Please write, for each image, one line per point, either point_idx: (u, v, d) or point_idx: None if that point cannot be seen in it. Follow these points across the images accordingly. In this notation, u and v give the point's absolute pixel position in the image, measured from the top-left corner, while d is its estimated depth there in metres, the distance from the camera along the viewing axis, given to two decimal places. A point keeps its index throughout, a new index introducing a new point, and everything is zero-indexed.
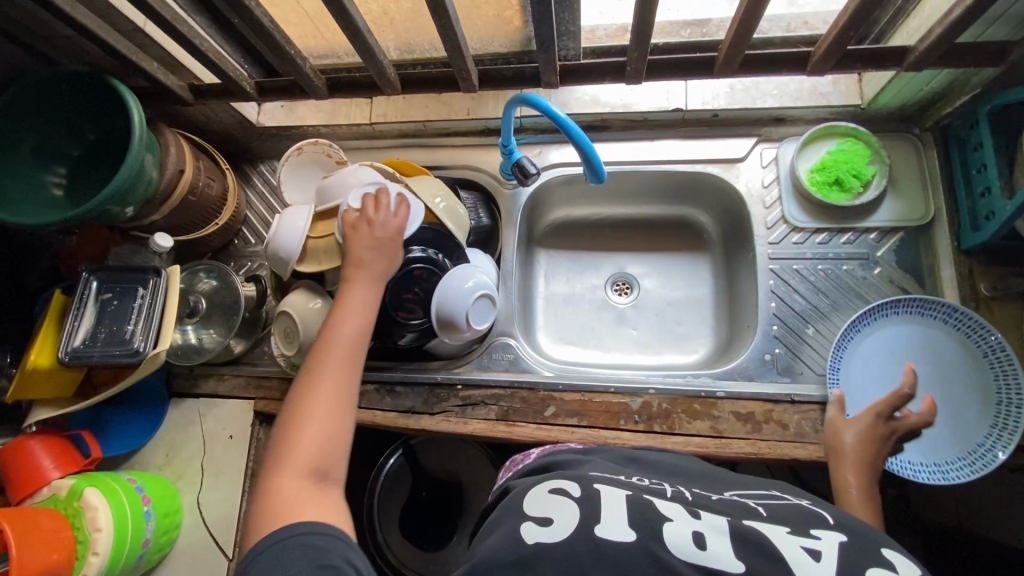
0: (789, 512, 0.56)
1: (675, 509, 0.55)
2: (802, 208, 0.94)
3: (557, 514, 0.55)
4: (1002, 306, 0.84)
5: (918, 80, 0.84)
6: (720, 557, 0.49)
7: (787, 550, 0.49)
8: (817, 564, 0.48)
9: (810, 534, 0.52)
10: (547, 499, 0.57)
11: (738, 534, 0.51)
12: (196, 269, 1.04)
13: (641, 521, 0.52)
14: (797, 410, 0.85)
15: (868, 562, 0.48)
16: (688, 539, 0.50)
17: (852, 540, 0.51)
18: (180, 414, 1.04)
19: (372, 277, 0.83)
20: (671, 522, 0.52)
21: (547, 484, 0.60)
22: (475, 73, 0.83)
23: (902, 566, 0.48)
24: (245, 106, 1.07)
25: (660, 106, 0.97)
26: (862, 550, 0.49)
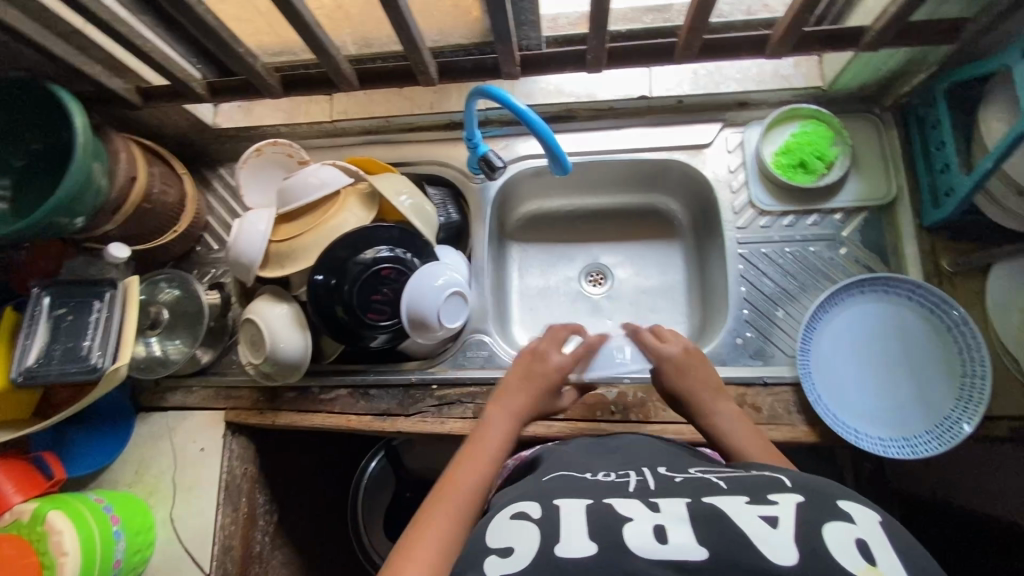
0: (752, 481, 0.57)
1: (635, 506, 0.55)
2: (768, 191, 0.94)
3: (518, 542, 0.53)
4: (963, 281, 0.86)
5: (876, 59, 0.85)
6: (684, 545, 0.49)
7: (747, 523, 0.50)
8: (775, 530, 0.49)
9: (768, 500, 0.53)
10: (509, 526, 0.56)
11: (699, 518, 0.51)
12: (155, 279, 1.01)
13: (604, 529, 0.52)
14: (769, 393, 0.86)
15: (826, 515, 0.50)
16: (650, 538, 0.50)
17: (809, 498, 0.53)
18: (147, 429, 1.01)
19: (512, 410, 0.78)
20: (633, 522, 0.52)
21: (504, 514, 0.58)
22: (433, 67, 0.81)
23: (858, 514, 0.51)
24: (199, 108, 1.04)
25: (625, 94, 0.97)
26: (819, 506, 0.51)
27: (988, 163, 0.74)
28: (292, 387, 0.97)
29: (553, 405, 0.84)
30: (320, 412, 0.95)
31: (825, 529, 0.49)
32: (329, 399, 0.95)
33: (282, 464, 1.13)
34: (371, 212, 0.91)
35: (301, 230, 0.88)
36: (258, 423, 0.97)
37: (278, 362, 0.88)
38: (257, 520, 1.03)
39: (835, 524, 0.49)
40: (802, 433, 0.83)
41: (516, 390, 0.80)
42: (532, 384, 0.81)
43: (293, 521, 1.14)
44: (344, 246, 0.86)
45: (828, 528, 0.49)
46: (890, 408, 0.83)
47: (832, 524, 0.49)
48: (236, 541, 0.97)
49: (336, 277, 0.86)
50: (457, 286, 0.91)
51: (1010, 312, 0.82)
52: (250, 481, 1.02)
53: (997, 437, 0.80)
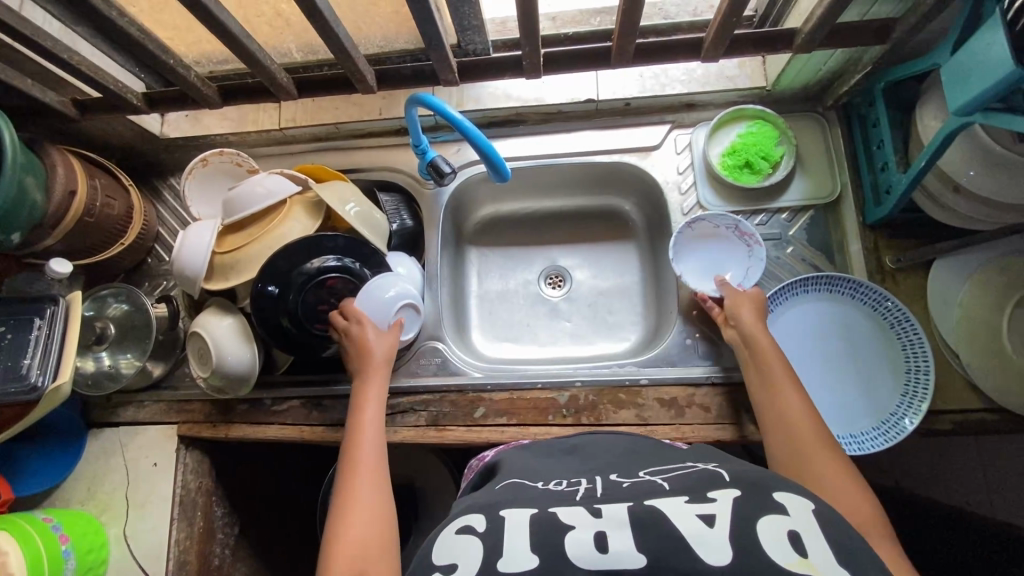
0: (693, 479, 0.58)
1: (578, 514, 0.55)
2: (715, 192, 0.94)
3: (462, 559, 0.52)
4: (905, 277, 0.87)
5: (815, 59, 0.85)
6: (623, 553, 0.49)
7: (684, 524, 0.51)
8: (710, 530, 0.49)
9: (707, 498, 0.53)
10: (453, 543, 0.55)
11: (640, 523, 0.52)
12: (101, 294, 0.99)
13: (543, 541, 0.52)
14: (718, 393, 0.86)
15: (763, 509, 0.51)
16: (590, 547, 0.50)
17: (746, 492, 0.53)
18: (99, 445, 0.99)
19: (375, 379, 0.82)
20: (574, 531, 0.53)
21: (452, 526, 0.58)
22: (371, 75, 0.80)
23: (792, 506, 0.51)
24: (144, 118, 1.02)
25: (573, 98, 0.97)
26: (755, 501, 0.52)
27: (923, 161, 0.75)
28: (244, 399, 0.96)
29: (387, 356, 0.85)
30: (273, 423, 0.94)
31: (760, 523, 0.49)
32: (281, 411, 0.94)
33: (241, 475, 1.12)
34: (317, 220, 0.90)
35: (245, 241, 0.86)
36: (211, 436, 0.96)
37: (226, 374, 0.87)
38: (215, 534, 1.02)
39: (768, 518, 0.50)
40: (750, 432, 0.83)
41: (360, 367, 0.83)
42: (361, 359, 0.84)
43: (256, 532, 1.13)
44: (289, 258, 0.85)
45: (762, 522, 0.49)
46: (838, 404, 0.84)
47: (765, 518, 0.50)
48: (191, 556, 0.96)
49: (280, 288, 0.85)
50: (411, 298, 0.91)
51: (950, 305, 0.83)
52: (206, 494, 1.01)
53: (939, 431, 0.81)
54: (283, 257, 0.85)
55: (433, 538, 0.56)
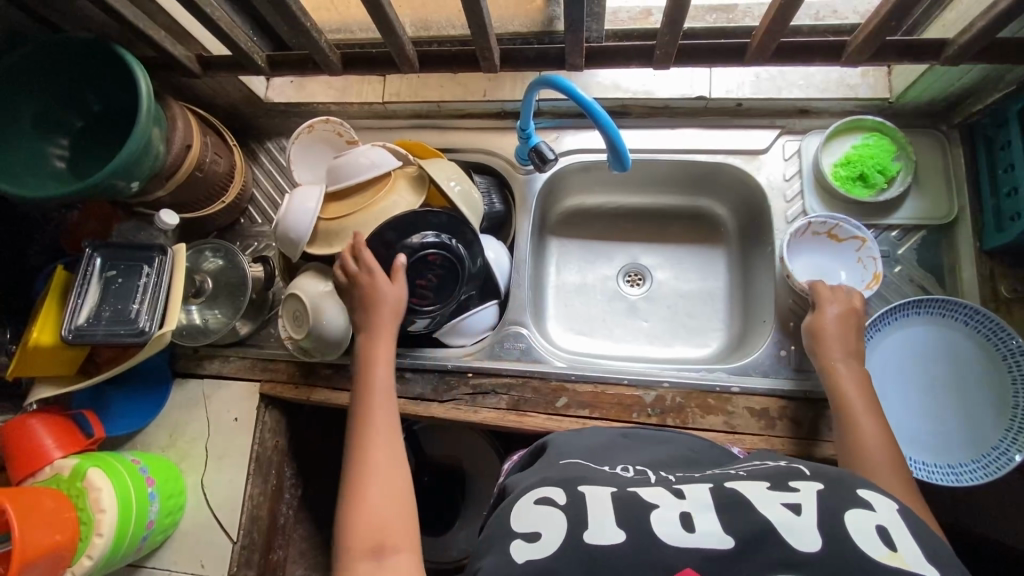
0: (770, 471, 0.56)
1: (658, 494, 0.54)
2: (823, 202, 0.92)
3: (545, 528, 0.52)
4: (1021, 309, 0.84)
5: (951, 73, 0.82)
6: (709, 533, 0.48)
7: (770, 510, 0.49)
8: (798, 518, 0.47)
9: (789, 487, 0.51)
10: (532, 512, 0.54)
11: (722, 505, 0.51)
12: (201, 248, 1.02)
13: (629, 517, 0.51)
14: (812, 408, 0.84)
15: (847, 503, 0.49)
16: (676, 524, 0.49)
17: (828, 486, 0.51)
18: (184, 395, 1.02)
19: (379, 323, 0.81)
20: (658, 509, 0.51)
21: (529, 496, 0.56)
22: (497, 54, 0.80)
23: (878, 503, 0.49)
24: (253, 81, 1.04)
25: (684, 93, 0.95)
26: (840, 494, 0.50)
27: None
28: (328, 364, 0.98)
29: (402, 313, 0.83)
30: None
31: (847, 514, 0.47)
32: None
33: (310, 439, 1.14)
34: (420, 196, 0.90)
35: (349, 210, 0.88)
36: (293, 397, 0.98)
37: (320, 339, 0.89)
38: (283, 493, 1.05)
39: (857, 511, 0.47)
40: None
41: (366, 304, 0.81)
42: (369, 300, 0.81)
43: (316, 497, 1.16)
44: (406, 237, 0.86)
45: (849, 513, 0.47)
46: (935, 432, 0.81)
47: (852, 511, 0.48)
48: (263, 512, 0.98)
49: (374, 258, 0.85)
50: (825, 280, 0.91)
51: None
52: (280, 454, 1.03)
53: None
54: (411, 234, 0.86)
55: (513, 504, 0.56)
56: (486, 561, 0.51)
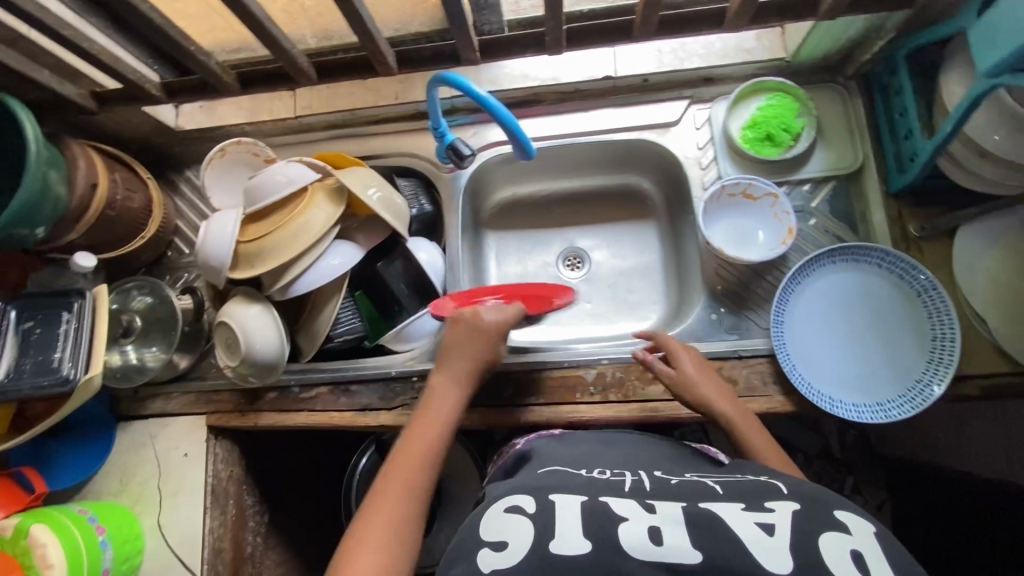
0: (748, 486, 0.57)
1: (629, 506, 0.54)
2: (737, 166, 0.94)
3: (513, 537, 0.53)
4: (930, 245, 0.87)
5: (836, 27, 0.85)
6: (679, 548, 0.49)
7: (743, 528, 0.50)
8: (770, 538, 0.49)
9: (765, 507, 0.53)
10: (503, 521, 0.55)
11: (694, 521, 0.51)
12: (126, 288, 1.00)
13: (597, 527, 0.52)
14: (745, 365, 0.86)
15: (824, 526, 0.50)
16: (644, 538, 0.50)
17: (805, 507, 0.53)
18: (130, 438, 1.00)
19: (457, 377, 0.78)
20: (627, 522, 0.52)
21: (499, 505, 0.57)
22: (392, 56, 0.79)
23: (854, 526, 0.51)
24: (160, 110, 1.02)
25: (591, 75, 0.97)
26: (817, 516, 0.51)
27: (948, 126, 0.75)
28: (272, 387, 0.97)
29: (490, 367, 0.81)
30: (303, 411, 0.95)
31: (820, 539, 0.49)
32: (309, 398, 0.95)
33: (271, 464, 1.13)
34: (339, 206, 0.89)
35: (268, 229, 0.87)
36: (240, 425, 0.96)
37: (255, 363, 0.88)
38: (247, 522, 1.03)
39: (830, 535, 0.49)
40: (778, 403, 0.83)
41: (458, 351, 0.80)
42: (473, 349, 0.80)
43: (285, 521, 1.14)
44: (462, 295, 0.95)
45: (823, 538, 0.49)
46: (862, 374, 0.84)
47: (826, 535, 0.49)
48: (226, 544, 0.97)
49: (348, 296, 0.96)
50: (749, 243, 0.93)
51: (976, 272, 0.83)
52: (237, 483, 1.02)
53: (967, 396, 0.81)
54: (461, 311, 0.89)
55: (481, 514, 0.57)
56: (455, 570, 0.52)
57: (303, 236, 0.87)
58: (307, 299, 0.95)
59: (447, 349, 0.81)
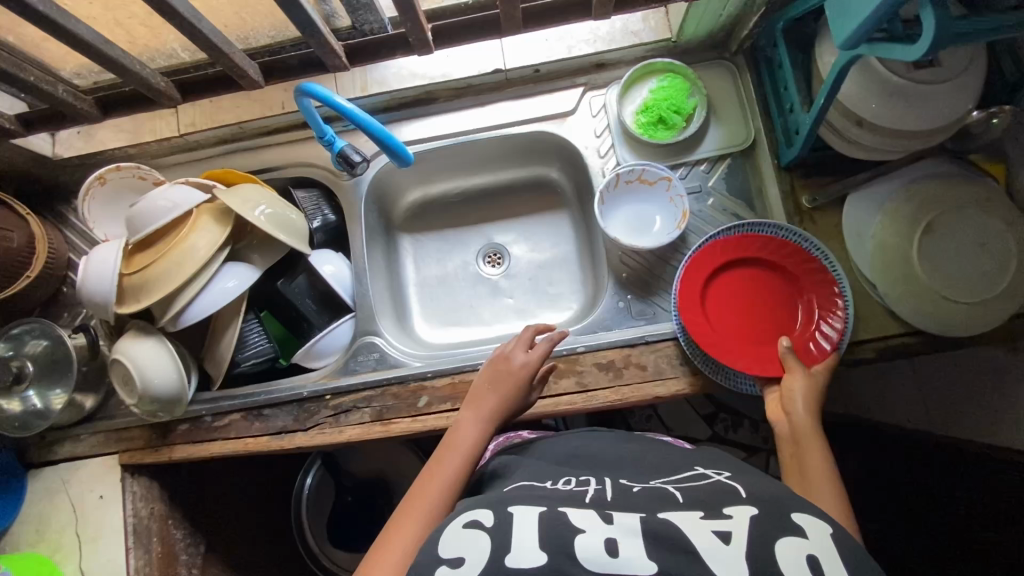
0: (709, 492, 0.55)
1: (588, 516, 0.52)
2: (634, 151, 0.93)
3: (468, 555, 0.49)
4: (823, 215, 0.88)
5: (712, 5, 0.84)
6: (633, 558, 0.47)
7: (698, 536, 0.48)
8: (725, 547, 0.47)
9: (722, 514, 0.51)
10: (459, 537, 0.52)
11: (653, 532, 0.49)
12: (17, 332, 0.94)
13: (554, 537, 0.49)
14: (652, 350, 0.86)
15: (780, 529, 0.48)
16: (599, 550, 0.48)
17: (763, 511, 0.50)
18: (42, 485, 0.97)
19: (482, 413, 0.72)
20: (583, 533, 0.50)
21: (457, 520, 0.54)
22: (254, 69, 0.76)
23: (810, 527, 0.49)
24: (33, 141, 0.97)
25: (480, 70, 0.95)
26: (773, 520, 0.49)
27: (821, 98, 0.75)
28: (184, 419, 0.93)
29: (524, 403, 0.77)
30: (217, 440, 0.92)
31: (777, 544, 0.47)
32: (223, 426, 0.92)
33: (204, 492, 1.10)
34: (226, 228, 0.86)
35: (152, 259, 0.83)
36: (154, 461, 0.93)
37: (156, 398, 0.85)
38: (178, 556, 1.00)
39: (787, 539, 0.47)
40: (686, 385, 0.84)
41: (491, 391, 0.75)
42: (503, 386, 0.75)
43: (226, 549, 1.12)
44: (770, 245, 0.84)
45: (779, 545, 0.47)
46: None
47: (783, 540, 0.47)
48: None
49: (252, 322, 0.92)
50: (653, 217, 0.94)
51: (864, 239, 0.84)
52: (162, 518, 0.99)
53: (865, 360, 0.83)
54: (697, 332, 0.82)
55: (439, 530, 0.53)
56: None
57: (189, 262, 0.83)
58: (208, 328, 0.92)
59: (485, 383, 0.77)
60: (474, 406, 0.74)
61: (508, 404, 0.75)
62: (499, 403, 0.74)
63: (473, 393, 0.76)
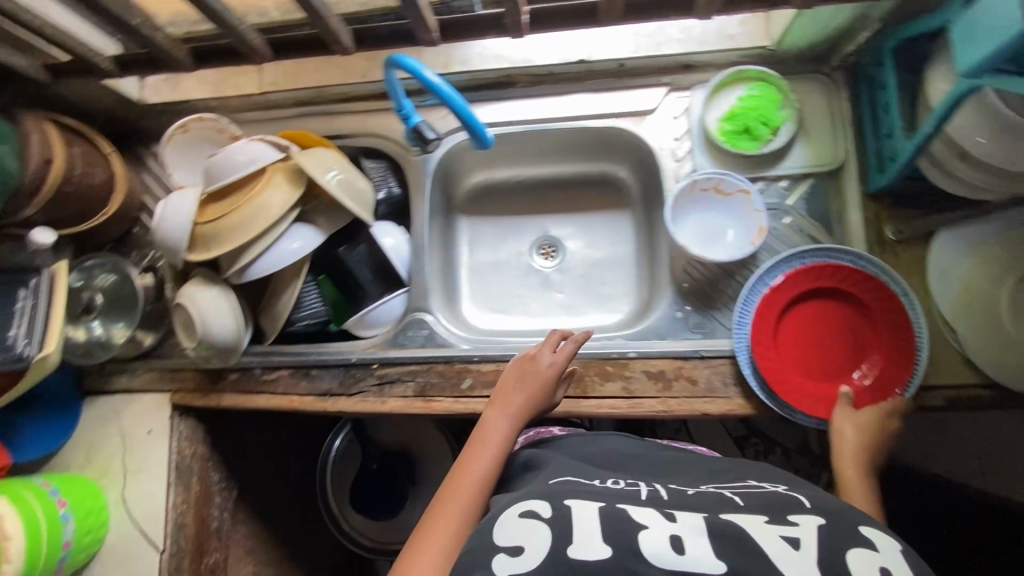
0: (768, 499, 0.54)
1: (646, 514, 0.51)
2: (713, 159, 0.90)
3: (529, 544, 0.49)
4: (906, 249, 0.84)
5: (820, 15, 0.80)
6: (700, 558, 0.46)
7: (766, 541, 0.47)
8: (797, 553, 0.46)
9: (788, 521, 0.49)
10: (517, 526, 0.51)
11: (718, 532, 0.48)
12: (89, 265, 0.99)
13: (615, 531, 0.49)
14: (707, 365, 0.84)
15: (848, 541, 0.47)
16: (666, 547, 0.47)
17: (830, 521, 0.49)
18: (96, 412, 1.01)
19: (510, 410, 0.72)
20: (646, 530, 0.49)
21: (512, 509, 0.53)
22: (347, 35, 0.76)
23: (879, 540, 0.48)
24: (122, 83, 1.00)
25: (565, 58, 0.93)
26: (842, 531, 0.48)
27: (928, 128, 0.71)
28: (235, 368, 0.96)
29: (548, 405, 0.77)
30: (263, 393, 0.94)
31: (847, 555, 0.46)
32: (271, 380, 0.95)
33: (241, 440, 1.14)
34: (298, 189, 0.87)
35: (224, 211, 0.85)
36: (202, 405, 0.96)
37: (212, 346, 0.88)
38: (213, 498, 1.04)
39: (857, 551, 0.46)
40: (737, 405, 0.81)
41: (519, 391, 0.74)
42: (531, 385, 0.75)
43: (254, 498, 1.15)
44: (851, 276, 0.81)
45: (849, 556, 0.46)
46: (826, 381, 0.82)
47: (853, 550, 0.46)
48: (189, 519, 0.98)
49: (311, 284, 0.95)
50: (724, 227, 0.91)
51: (949, 279, 0.80)
52: (202, 461, 1.03)
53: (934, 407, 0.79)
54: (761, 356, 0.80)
55: (492, 518, 0.53)
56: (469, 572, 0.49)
57: (259, 219, 0.85)
58: (267, 285, 0.95)
59: (512, 382, 0.76)
60: (503, 405, 0.73)
61: (535, 405, 0.75)
62: (527, 402, 0.74)
63: (502, 390, 0.75)
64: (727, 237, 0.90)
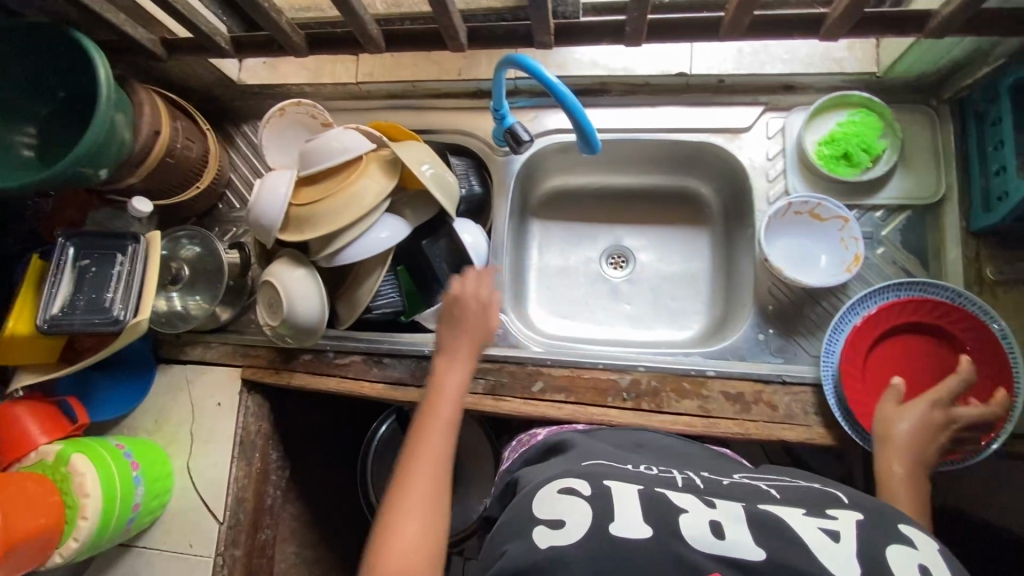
0: (807, 494, 0.52)
1: (688, 499, 0.50)
2: (806, 182, 0.89)
3: (569, 519, 0.48)
4: (1006, 291, 0.81)
5: (940, 45, 0.80)
6: (740, 542, 0.45)
7: (805, 531, 0.45)
8: (837, 544, 0.44)
9: (826, 514, 0.48)
10: (555, 502, 0.50)
11: (755, 519, 0.47)
12: (177, 235, 1.02)
13: (658, 514, 0.47)
14: (787, 391, 0.83)
15: (888, 536, 0.45)
16: (706, 530, 0.46)
17: (871, 518, 0.47)
18: (168, 380, 1.03)
19: (456, 364, 0.77)
20: (687, 514, 0.48)
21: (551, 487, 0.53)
22: (463, 32, 0.78)
23: (919, 539, 0.45)
24: (225, 64, 1.03)
25: (665, 69, 0.94)
26: (881, 527, 0.46)
27: None
28: (308, 350, 0.98)
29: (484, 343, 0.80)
30: (334, 376, 0.96)
31: (887, 549, 0.43)
32: (342, 364, 0.96)
33: (297, 421, 1.15)
34: (393, 179, 0.88)
35: (321, 196, 0.86)
36: (273, 382, 0.98)
37: (295, 325, 0.90)
38: (270, 476, 1.06)
39: (896, 547, 0.44)
40: (817, 434, 0.80)
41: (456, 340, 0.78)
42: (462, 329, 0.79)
43: (303, 479, 1.17)
44: (941, 310, 0.79)
45: (889, 551, 0.43)
46: None
47: (892, 547, 0.44)
48: (248, 494, 1.00)
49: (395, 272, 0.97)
50: (816, 252, 0.89)
51: None
52: (264, 438, 1.04)
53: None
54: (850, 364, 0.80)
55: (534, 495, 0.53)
56: (510, 546, 0.48)
57: (353, 206, 0.86)
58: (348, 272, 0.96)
59: (447, 331, 0.80)
60: (446, 356, 0.78)
61: (472, 344, 0.79)
62: (466, 349, 0.78)
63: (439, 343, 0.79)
64: (818, 263, 0.89)
